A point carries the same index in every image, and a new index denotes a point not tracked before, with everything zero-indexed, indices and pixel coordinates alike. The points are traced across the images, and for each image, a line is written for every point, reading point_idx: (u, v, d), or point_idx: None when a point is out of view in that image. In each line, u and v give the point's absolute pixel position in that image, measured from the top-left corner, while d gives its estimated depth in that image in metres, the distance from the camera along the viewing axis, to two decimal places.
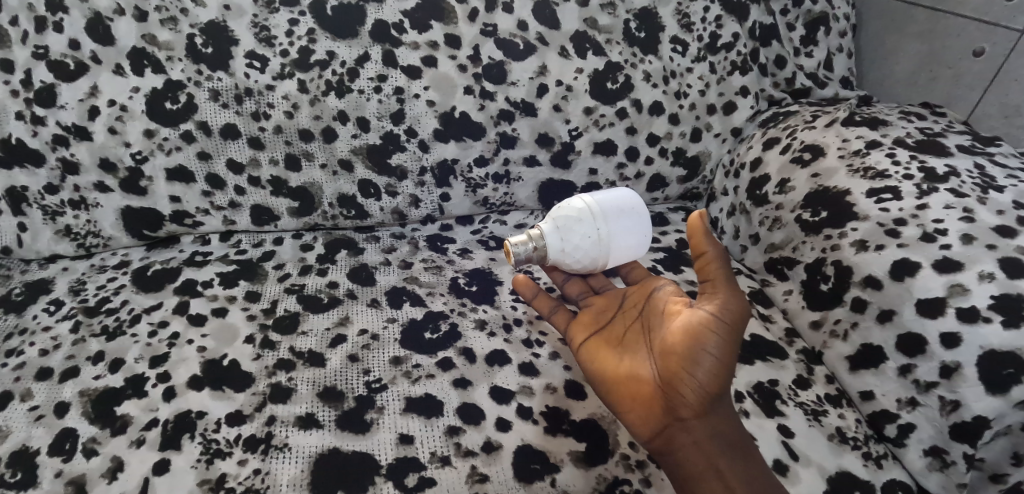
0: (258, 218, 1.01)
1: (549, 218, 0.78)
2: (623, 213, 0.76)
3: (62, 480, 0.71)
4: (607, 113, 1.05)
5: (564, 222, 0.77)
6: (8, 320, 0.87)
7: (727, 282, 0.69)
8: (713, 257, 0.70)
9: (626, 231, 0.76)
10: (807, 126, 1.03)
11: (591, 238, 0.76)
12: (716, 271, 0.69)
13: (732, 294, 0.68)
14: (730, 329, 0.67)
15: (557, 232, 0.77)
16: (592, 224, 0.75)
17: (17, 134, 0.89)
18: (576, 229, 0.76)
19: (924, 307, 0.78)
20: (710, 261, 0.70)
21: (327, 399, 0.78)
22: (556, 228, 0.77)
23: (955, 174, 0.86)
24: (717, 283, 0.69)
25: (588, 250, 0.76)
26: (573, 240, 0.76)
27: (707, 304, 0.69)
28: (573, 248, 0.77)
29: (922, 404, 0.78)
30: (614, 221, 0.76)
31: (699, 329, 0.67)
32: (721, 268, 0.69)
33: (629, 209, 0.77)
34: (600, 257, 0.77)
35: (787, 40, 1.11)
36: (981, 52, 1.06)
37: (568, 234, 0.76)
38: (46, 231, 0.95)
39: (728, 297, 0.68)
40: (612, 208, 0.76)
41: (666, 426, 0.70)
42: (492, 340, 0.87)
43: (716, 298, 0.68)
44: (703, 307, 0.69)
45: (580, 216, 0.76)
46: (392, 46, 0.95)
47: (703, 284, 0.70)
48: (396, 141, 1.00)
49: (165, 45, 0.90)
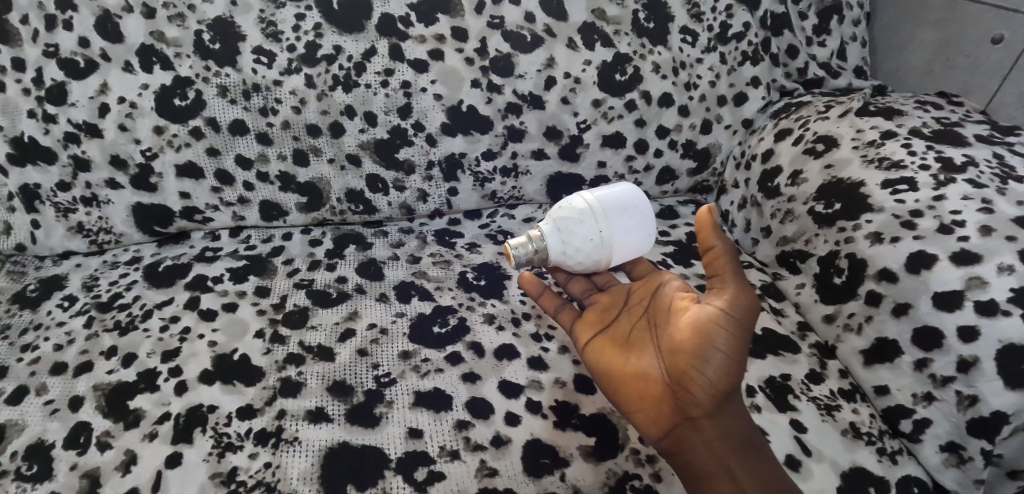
0: (267, 214, 1.01)
1: (549, 219, 0.77)
2: (624, 213, 0.75)
3: (77, 473, 0.71)
4: (615, 106, 1.04)
5: (564, 223, 0.76)
6: (24, 316, 0.88)
7: (736, 278, 0.68)
8: (722, 252, 0.68)
9: (626, 232, 0.75)
10: (819, 117, 1.01)
11: (592, 240, 0.75)
12: (725, 266, 0.68)
13: (741, 289, 0.67)
14: (739, 325, 0.66)
15: (558, 234, 0.76)
16: (594, 225, 0.75)
17: (30, 132, 0.90)
18: (577, 231, 0.75)
19: (941, 300, 0.77)
20: (718, 256, 0.69)
21: (337, 393, 0.78)
22: (556, 229, 0.76)
23: (973, 164, 0.85)
24: (725, 278, 0.68)
25: (589, 252, 0.76)
26: (574, 242, 0.75)
27: (716, 300, 0.68)
28: (574, 250, 0.76)
29: (938, 399, 0.77)
30: (615, 222, 0.75)
31: (708, 327, 0.67)
32: (729, 263, 0.69)
33: (631, 208, 0.76)
34: (601, 257, 0.76)
35: (799, 29, 1.10)
36: (999, 39, 1.04)
37: (569, 237, 0.76)
38: (59, 228, 0.96)
39: (737, 292, 0.67)
40: (614, 208, 0.75)
41: (675, 426, 0.69)
42: (501, 334, 0.87)
43: (725, 294, 0.68)
44: (712, 304, 0.68)
45: (580, 217, 0.75)
46: (399, 40, 0.95)
47: (712, 279, 0.69)
48: (404, 136, 0.99)
49: (173, 41, 0.90)
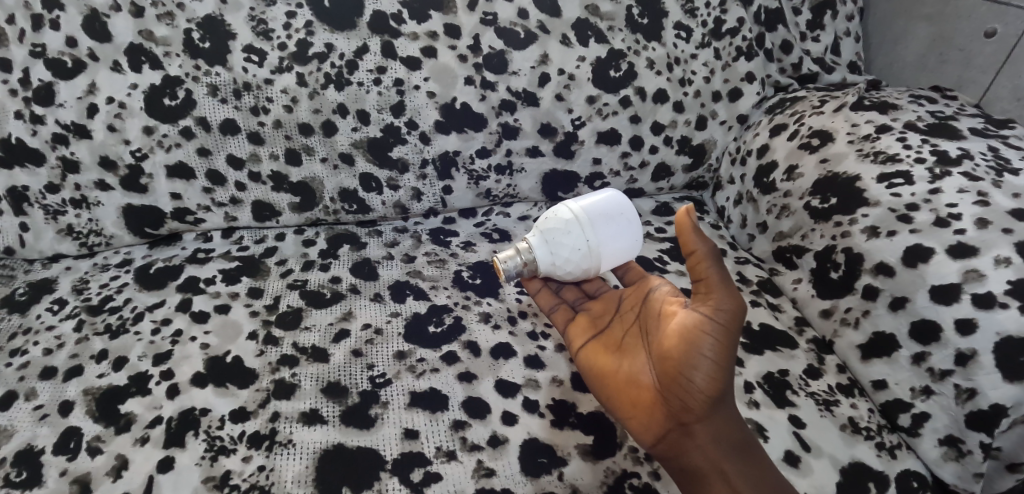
0: (259, 214, 1.00)
1: (537, 230, 0.77)
2: (610, 220, 0.75)
3: (67, 479, 0.70)
4: (610, 102, 1.03)
5: (551, 235, 0.75)
6: (13, 320, 0.87)
7: (722, 281, 0.66)
8: (705, 255, 0.66)
9: (614, 241, 0.75)
10: (814, 112, 1.01)
11: (580, 250, 0.74)
12: (708, 271, 0.66)
13: (726, 293, 0.66)
14: (725, 330, 0.65)
15: (546, 246, 0.76)
16: (580, 235, 0.74)
17: (17, 133, 0.89)
18: (564, 241, 0.75)
19: (937, 293, 0.77)
20: (701, 259, 0.66)
21: (331, 395, 0.77)
22: (544, 241, 0.76)
23: (968, 157, 0.84)
24: (710, 283, 0.66)
25: (578, 262, 0.75)
26: (562, 253, 0.75)
27: (701, 306, 0.67)
28: (563, 261, 0.76)
29: (936, 393, 0.76)
30: (603, 230, 0.74)
31: (692, 334, 0.66)
32: (713, 267, 0.66)
33: (616, 215, 0.75)
34: (590, 266, 0.76)
35: (792, 25, 1.09)
36: (992, 33, 1.04)
37: (557, 247, 0.75)
38: (48, 231, 0.95)
39: (722, 297, 0.66)
40: (599, 216, 0.74)
41: (668, 431, 0.69)
42: (497, 333, 0.86)
43: (710, 300, 0.66)
44: (697, 309, 0.67)
45: (567, 228, 0.74)
46: (392, 37, 0.94)
47: (697, 283, 0.67)
48: (397, 134, 0.98)
49: (162, 40, 0.89)
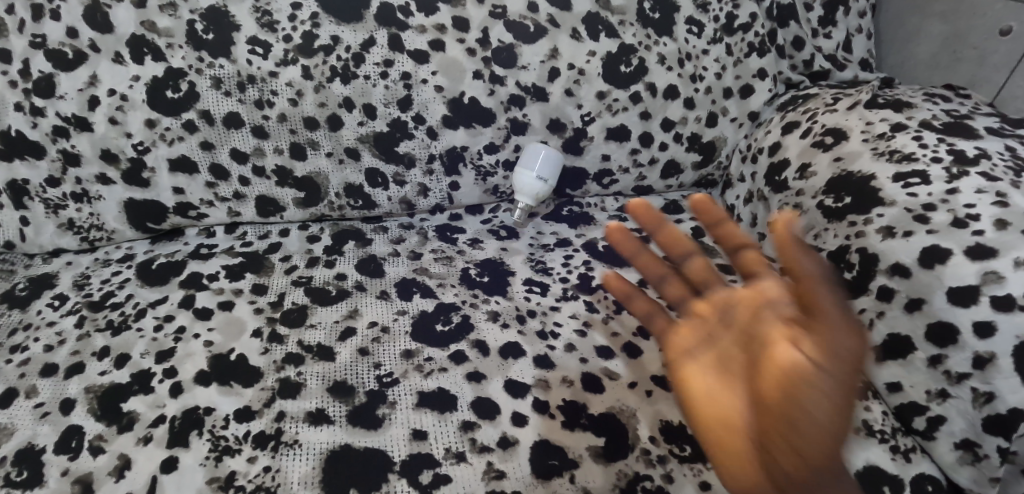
0: (263, 209, 0.99)
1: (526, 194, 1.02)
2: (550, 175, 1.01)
3: (69, 479, 0.69)
4: (620, 98, 1.02)
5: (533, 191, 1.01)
6: (13, 316, 0.85)
7: (834, 309, 0.62)
8: (814, 277, 0.63)
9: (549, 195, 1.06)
10: (828, 110, 0.99)
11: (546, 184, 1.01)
12: (819, 291, 0.63)
13: (848, 335, 0.61)
14: (847, 365, 0.60)
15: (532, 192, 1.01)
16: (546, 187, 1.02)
17: (17, 126, 0.87)
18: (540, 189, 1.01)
19: (956, 295, 0.75)
20: (810, 282, 0.63)
21: (338, 394, 0.76)
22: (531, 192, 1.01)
23: (986, 156, 0.83)
24: (821, 310, 0.62)
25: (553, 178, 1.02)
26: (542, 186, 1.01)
27: (809, 346, 0.61)
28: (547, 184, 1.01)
29: (953, 396, 0.75)
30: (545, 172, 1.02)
31: (826, 340, 0.61)
32: (811, 263, 0.64)
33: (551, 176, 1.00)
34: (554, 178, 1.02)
35: (805, 21, 1.07)
36: (1007, 31, 1.02)
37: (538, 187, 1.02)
38: (48, 225, 0.93)
39: (846, 341, 0.60)
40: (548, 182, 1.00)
41: (765, 479, 0.60)
42: (506, 332, 0.84)
43: (824, 341, 0.61)
44: (803, 350, 0.61)
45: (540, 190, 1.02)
46: (399, 30, 0.92)
47: (797, 303, 0.64)
48: (404, 128, 0.97)
49: (165, 31, 0.87)
